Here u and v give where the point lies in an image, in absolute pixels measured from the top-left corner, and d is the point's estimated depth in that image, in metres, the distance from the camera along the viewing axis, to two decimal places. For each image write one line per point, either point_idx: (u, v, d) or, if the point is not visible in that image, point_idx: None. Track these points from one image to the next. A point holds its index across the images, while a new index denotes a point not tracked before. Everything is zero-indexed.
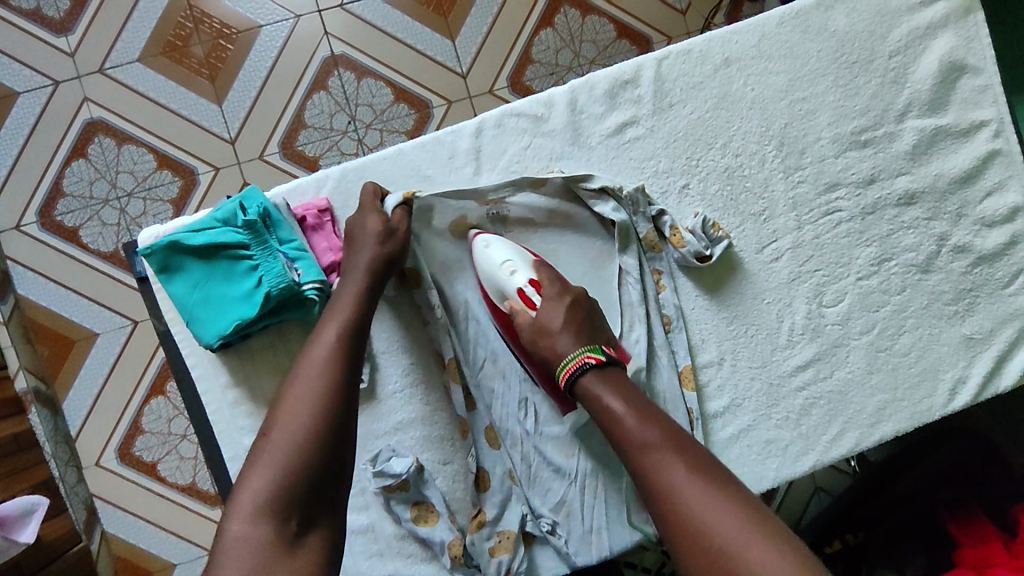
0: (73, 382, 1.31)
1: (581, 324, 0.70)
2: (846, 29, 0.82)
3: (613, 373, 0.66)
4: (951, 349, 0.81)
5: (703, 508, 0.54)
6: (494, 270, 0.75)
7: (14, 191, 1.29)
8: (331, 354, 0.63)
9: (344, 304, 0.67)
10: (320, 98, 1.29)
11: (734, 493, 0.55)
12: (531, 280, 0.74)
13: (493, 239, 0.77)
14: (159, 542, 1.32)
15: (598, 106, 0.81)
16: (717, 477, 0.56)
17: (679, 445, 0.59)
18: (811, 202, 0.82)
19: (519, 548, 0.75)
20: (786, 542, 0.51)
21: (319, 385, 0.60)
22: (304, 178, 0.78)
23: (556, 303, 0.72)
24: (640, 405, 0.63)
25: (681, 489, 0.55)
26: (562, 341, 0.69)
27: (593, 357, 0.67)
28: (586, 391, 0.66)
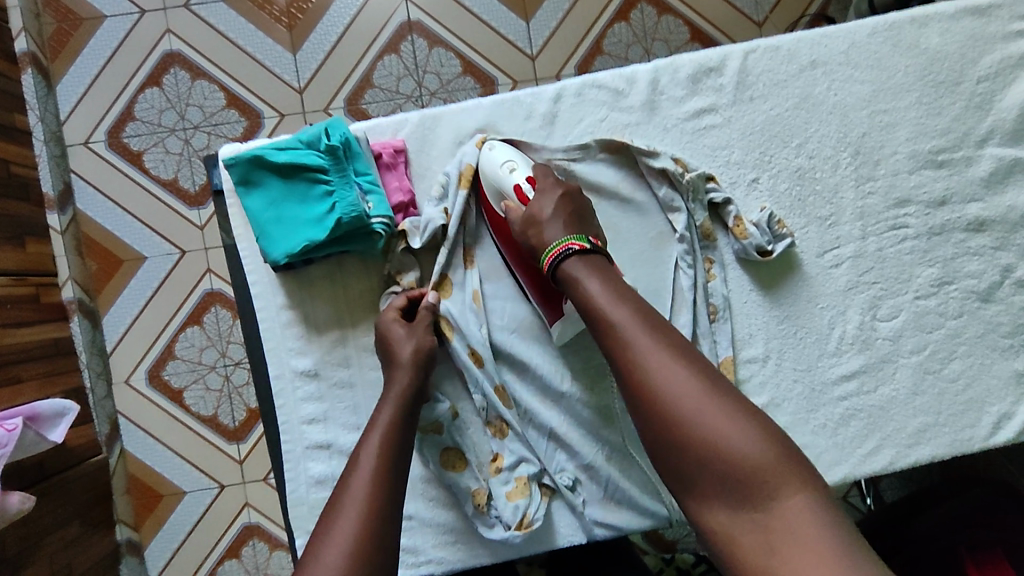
0: (116, 298, 1.35)
1: (573, 217, 0.70)
2: (937, 48, 0.82)
3: (595, 260, 0.66)
4: (1000, 383, 0.80)
5: (675, 383, 0.54)
6: (492, 170, 0.75)
7: (88, 108, 1.33)
8: (384, 429, 0.65)
9: (397, 379, 0.69)
10: (391, 60, 1.31)
11: (700, 370, 0.56)
12: (528, 178, 0.73)
13: (498, 144, 0.76)
14: (174, 468, 1.36)
15: (680, 88, 0.81)
16: (686, 354, 0.57)
17: (649, 324, 0.60)
18: (878, 214, 0.81)
19: (538, 494, 0.76)
20: (753, 421, 0.52)
21: (381, 456, 0.62)
22: (383, 118, 0.79)
23: (547, 193, 0.71)
24: (618, 290, 0.63)
25: (652, 360, 0.56)
26: (550, 229, 0.69)
27: (577, 244, 0.66)
28: (566, 276, 0.66)
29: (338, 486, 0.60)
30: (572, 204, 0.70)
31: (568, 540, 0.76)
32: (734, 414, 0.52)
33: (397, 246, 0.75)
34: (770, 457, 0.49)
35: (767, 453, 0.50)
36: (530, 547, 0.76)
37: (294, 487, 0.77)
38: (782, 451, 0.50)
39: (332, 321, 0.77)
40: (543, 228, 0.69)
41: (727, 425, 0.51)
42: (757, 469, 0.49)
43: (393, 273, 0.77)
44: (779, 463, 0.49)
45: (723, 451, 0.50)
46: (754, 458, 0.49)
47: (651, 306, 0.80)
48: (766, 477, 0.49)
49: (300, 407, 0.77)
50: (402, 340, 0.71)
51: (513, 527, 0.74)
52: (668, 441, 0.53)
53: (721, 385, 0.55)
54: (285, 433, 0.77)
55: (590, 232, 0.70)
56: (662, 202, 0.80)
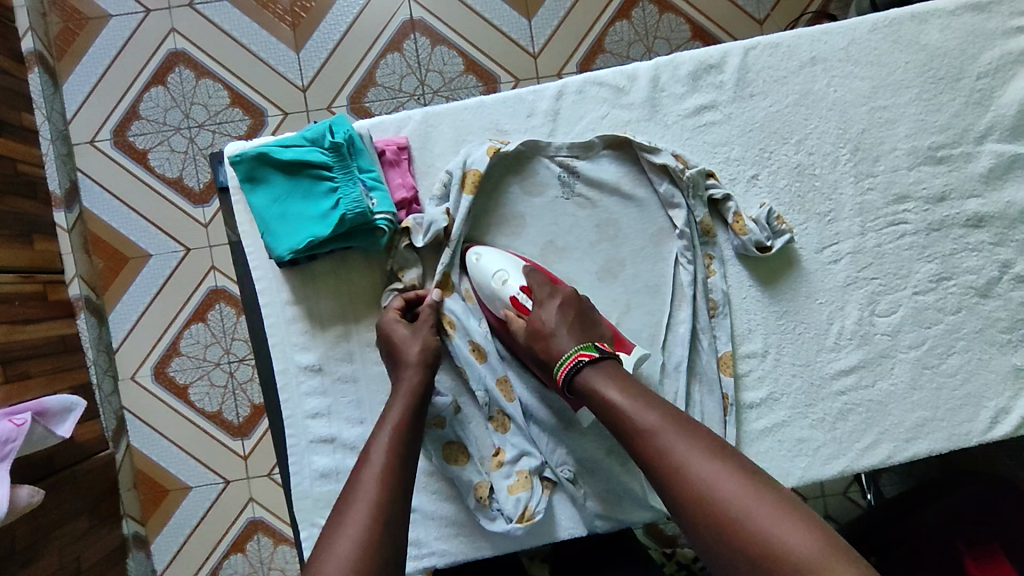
0: (122, 295, 1.37)
1: (574, 320, 0.71)
2: (937, 44, 0.82)
3: (609, 366, 0.67)
4: (998, 377, 0.81)
5: (719, 486, 0.55)
6: (486, 281, 0.76)
7: (94, 107, 1.35)
8: (394, 425, 0.66)
9: (405, 378, 0.70)
10: (394, 58, 1.32)
11: (735, 466, 0.56)
12: (524, 285, 0.75)
13: (484, 251, 0.78)
14: (180, 463, 1.37)
15: (680, 85, 0.81)
16: (720, 454, 0.58)
17: (679, 426, 0.60)
18: (877, 210, 0.82)
19: (539, 488, 0.76)
20: (798, 517, 0.52)
21: (390, 454, 0.63)
22: (387, 116, 0.80)
23: (545, 305, 0.73)
24: (641, 394, 0.64)
25: (688, 465, 0.57)
26: (558, 340, 0.70)
27: (586, 355, 0.68)
28: (584, 386, 0.67)
29: (349, 483, 0.61)
30: (573, 311, 0.72)
31: (569, 533, 0.77)
32: (778, 512, 0.52)
33: (400, 243, 0.76)
34: (822, 550, 0.49)
35: (817, 546, 0.50)
36: (531, 540, 0.77)
37: (298, 480, 0.78)
38: (831, 543, 0.50)
39: (336, 316, 0.78)
40: (550, 339, 0.71)
41: (774, 523, 0.51)
42: (811, 564, 0.49)
43: (395, 270, 0.78)
44: (830, 556, 0.49)
45: (774, 549, 0.50)
46: (806, 555, 0.49)
47: (651, 302, 0.81)
48: (820, 571, 0.48)
49: (304, 401, 0.78)
50: (407, 340, 0.72)
51: (515, 520, 0.74)
52: (719, 544, 0.53)
53: (760, 481, 0.55)
54: (289, 427, 0.78)
55: (593, 335, 0.72)
56: (662, 197, 0.80)
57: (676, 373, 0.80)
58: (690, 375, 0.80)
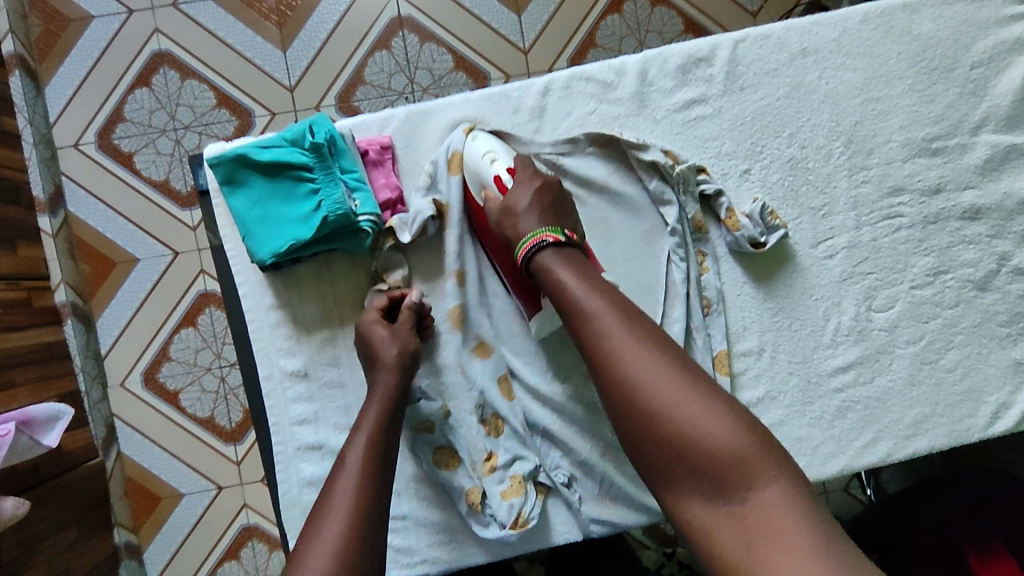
0: (110, 301, 1.35)
1: (550, 209, 0.68)
2: (931, 34, 0.80)
3: (571, 254, 0.64)
4: (998, 372, 0.80)
5: (653, 376, 0.52)
6: (474, 160, 0.74)
7: (78, 110, 1.32)
8: (370, 430, 0.64)
9: (381, 381, 0.68)
10: (382, 56, 1.30)
11: (676, 360, 0.54)
12: (509, 169, 0.72)
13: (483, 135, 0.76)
14: (171, 470, 1.35)
15: (669, 79, 0.79)
16: (664, 345, 0.55)
17: (627, 314, 0.58)
18: (872, 204, 0.80)
19: (533, 492, 0.75)
20: (731, 412, 0.50)
21: (366, 459, 0.61)
22: (370, 114, 0.78)
23: (522, 185, 0.69)
24: (595, 281, 0.61)
25: (628, 351, 0.54)
26: (526, 219, 0.67)
27: (553, 237, 0.64)
28: (539, 267, 0.64)
29: (323, 491, 0.59)
30: (548, 195, 0.68)
31: (564, 537, 0.76)
32: (712, 405, 0.50)
33: (385, 245, 0.75)
34: (748, 447, 0.47)
35: (743, 441, 0.48)
36: (526, 545, 0.75)
37: (286, 488, 0.76)
38: (758, 440, 0.48)
39: (322, 320, 0.76)
40: (518, 220, 0.67)
41: (703, 415, 0.49)
42: (732, 458, 0.47)
43: (380, 272, 0.76)
44: (756, 453, 0.47)
45: (699, 441, 0.48)
46: (729, 448, 0.47)
47: (643, 300, 0.79)
48: (742, 468, 0.47)
49: (291, 408, 0.76)
50: (385, 342, 0.70)
51: (509, 526, 0.73)
52: (643, 432, 0.51)
53: (699, 374, 0.53)
54: (276, 434, 0.76)
55: (566, 223, 0.68)
56: (653, 194, 0.78)
57: None
58: None
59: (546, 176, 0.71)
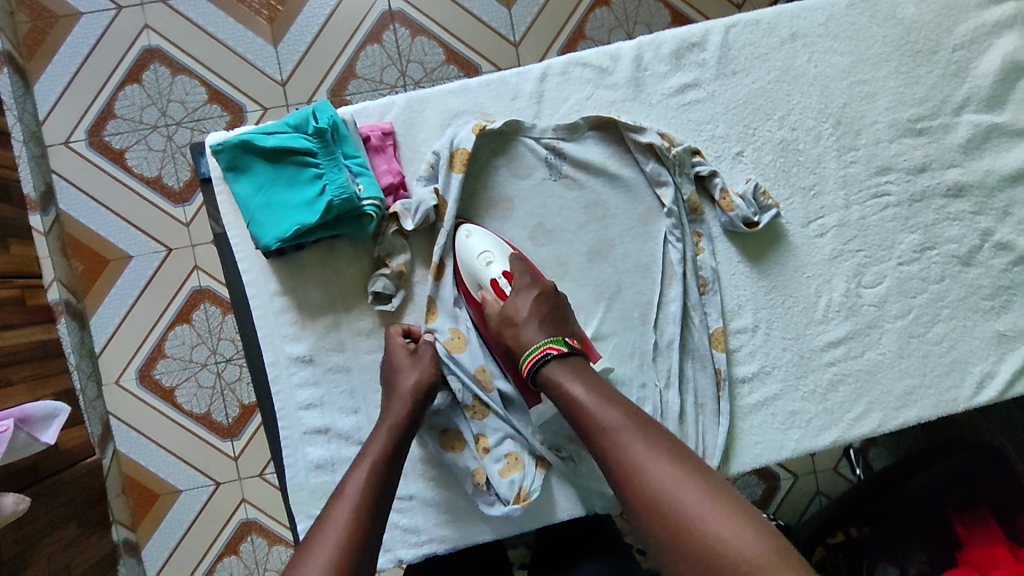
0: (103, 299, 1.34)
1: (546, 316, 0.71)
2: (913, 18, 0.83)
3: (576, 364, 0.67)
4: (982, 343, 0.83)
5: (672, 485, 0.54)
6: (469, 260, 0.75)
7: (67, 107, 1.32)
8: (372, 461, 0.65)
9: (392, 410, 0.70)
10: (373, 50, 1.30)
11: (693, 469, 0.56)
12: (505, 272, 0.74)
13: (476, 230, 0.76)
14: (169, 467, 1.35)
15: (663, 64, 0.81)
16: (681, 457, 0.57)
17: (641, 426, 0.60)
18: (860, 183, 0.83)
19: (535, 467, 0.76)
20: (749, 521, 0.51)
21: (364, 492, 0.61)
22: (370, 102, 0.79)
23: (523, 293, 0.72)
24: (605, 393, 0.64)
25: (647, 465, 0.56)
26: (526, 330, 0.70)
27: (554, 349, 0.68)
28: (548, 379, 0.67)
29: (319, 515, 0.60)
30: (546, 305, 0.71)
31: (568, 513, 0.78)
32: (732, 514, 0.51)
33: (389, 230, 0.76)
34: (770, 555, 0.48)
35: (764, 547, 0.49)
36: (532, 521, 0.78)
37: (293, 472, 0.77)
38: (777, 546, 0.49)
39: (325, 306, 0.77)
40: (519, 328, 0.70)
41: (724, 524, 0.51)
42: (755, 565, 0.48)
43: (383, 257, 0.77)
44: (776, 559, 0.48)
45: (723, 550, 0.49)
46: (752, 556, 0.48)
47: (642, 281, 0.81)
48: (764, 572, 0.47)
49: (296, 393, 0.77)
50: (406, 370, 0.72)
51: (512, 501, 0.74)
52: (668, 542, 0.52)
53: (718, 485, 0.55)
54: (282, 419, 0.77)
55: (565, 331, 0.71)
56: (649, 177, 0.80)
57: (668, 351, 0.80)
58: (682, 352, 0.81)
59: (544, 280, 0.73)
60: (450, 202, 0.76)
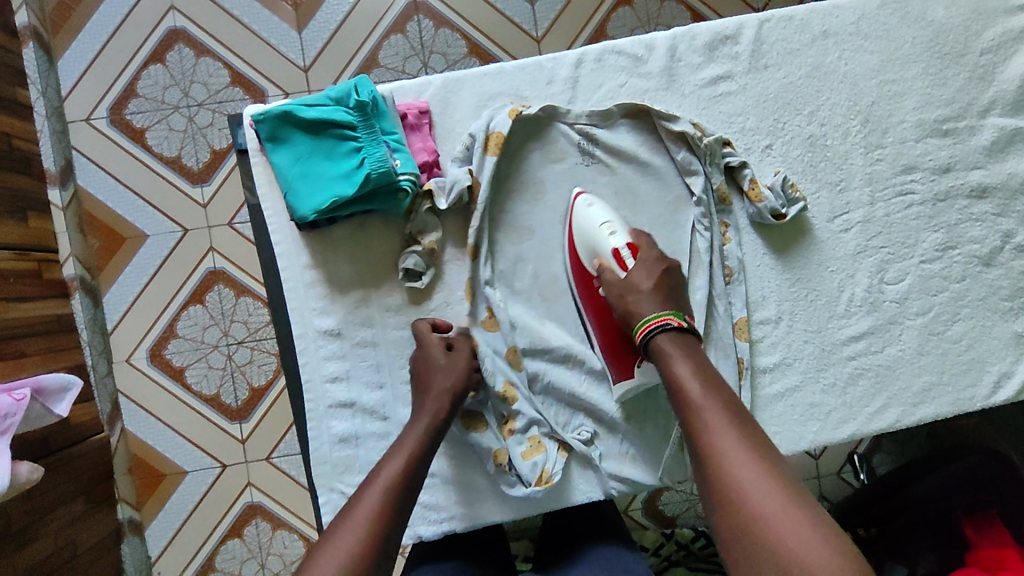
0: (117, 277, 1.34)
1: (669, 293, 0.72)
2: (943, 20, 0.84)
3: (688, 340, 0.68)
4: (1001, 344, 0.84)
5: (755, 479, 0.54)
6: (589, 227, 0.76)
7: (90, 84, 1.32)
8: (407, 454, 0.66)
9: (429, 405, 0.70)
10: (397, 40, 1.31)
11: (783, 477, 0.55)
12: (628, 244, 0.75)
13: (596, 201, 0.77)
14: (176, 447, 1.35)
15: (697, 55, 0.82)
16: (773, 457, 0.57)
17: (737, 415, 0.60)
18: (885, 180, 0.84)
19: (555, 450, 0.77)
20: (826, 538, 0.49)
21: (396, 483, 0.62)
22: (407, 81, 0.80)
23: (645, 268, 0.73)
24: (708, 376, 0.64)
25: (735, 455, 0.56)
26: (648, 299, 0.71)
27: (676, 320, 0.69)
28: (656, 349, 0.68)
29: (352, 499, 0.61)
30: (668, 279, 0.73)
31: (586, 497, 0.78)
32: (809, 526, 0.50)
33: (422, 207, 0.76)
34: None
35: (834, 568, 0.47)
36: (549, 504, 0.77)
37: (316, 445, 0.77)
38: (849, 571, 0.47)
39: (355, 280, 0.78)
40: (639, 296, 0.71)
41: (798, 533, 0.50)
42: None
43: (414, 234, 0.77)
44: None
45: (790, 555, 0.49)
46: (816, 571, 0.47)
47: None
48: None
49: (322, 365, 0.77)
50: (440, 369, 0.72)
51: (533, 483, 0.75)
52: (736, 533, 0.53)
53: (802, 497, 0.53)
54: (307, 392, 0.77)
55: (682, 309, 0.73)
56: (680, 165, 0.81)
57: None
58: (706, 341, 0.82)
59: (667, 258, 0.75)
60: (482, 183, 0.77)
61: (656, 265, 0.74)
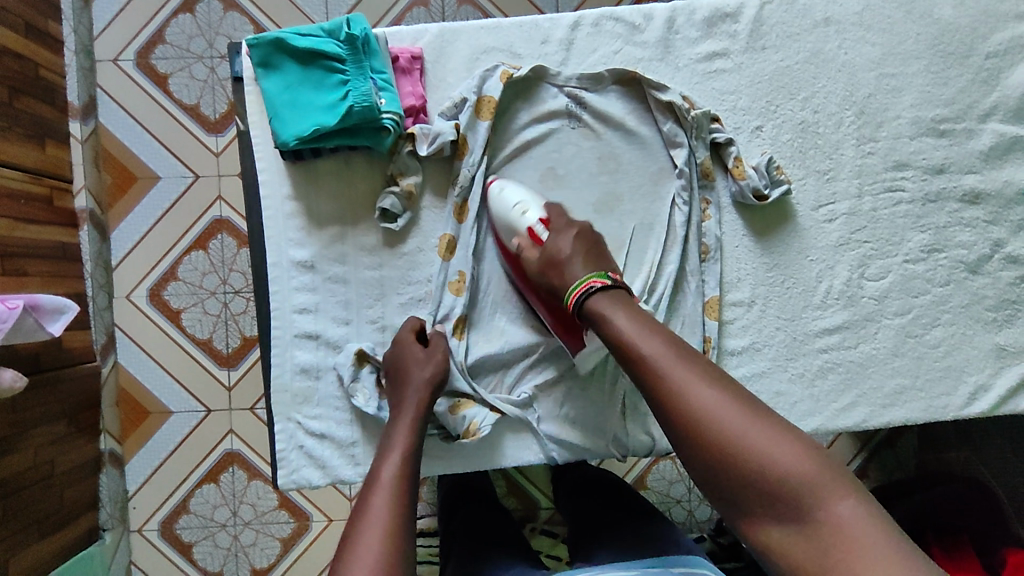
0: (127, 214, 1.35)
1: (591, 253, 0.71)
2: (950, 19, 0.83)
3: (619, 295, 0.66)
4: (980, 354, 0.82)
5: (718, 411, 0.53)
6: (505, 212, 0.76)
7: (121, 26, 1.36)
8: (400, 451, 0.64)
9: (409, 398, 0.70)
10: (418, 12, 1.32)
11: (740, 396, 0.55)
12: (542, 218, 0.74)
13: (508, 184, 0.78)
14: (165, 387, 1.35)
15: (695, 30, 0.82)
16: (725, 382, 0.56)
17: (683, 355, 0.59)
18: (875, 175, 0.83)
19: (486, 407, 0.77)
20: (797, 441, 0.51)
21: (398, 478, 0.61)
22: (405, 27, 0.81)
23: (561, 234, 0.72)
24: (646, 322, 0.62)
25: (693, 393, 0.55)
26: (572, 267, 0.69)
27: (599, 281, 0.67)
28: (591, 311, 0.65)
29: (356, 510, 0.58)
30: (587, 241, 0.71)
31: (523, 458, 0.79)
32: (782, 436, 0.51)
33: (403, 148, 0.77)
34: (819, 470, 0.49)
35: (813, 466, 0.50)
36: (486, 458, 0.78)
37: (279, 372, 0.78)
38: (824, 462, 0.50)
39: (333, 216, 0.79)
40: (564, 267, 0.70)
41: (774, 445, 0.51)
42: (805, 483, 0.49)
43: (395, 175, 0.79)
44: (825, 475, 0.49)
45: (774, 471, 0.50)
46: (801, 474, 0.49)
47: (645, 239, 0.82)
48: (815, 489, 0.49)
49: (293, 296, 0.79)
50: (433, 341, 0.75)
51: (461, 435, 0.75)
52: (716, 464, 0.52)
53: (763, 409, 0.54)
54: (275, 319, 0.78)
55: (607, 267, 0.71)
56: (665, 136, 0.81)
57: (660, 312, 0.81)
58: (673, 315, 0.81)
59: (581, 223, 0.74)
60: (468, 143, 0.78)
61: (571, 230, 0.72)
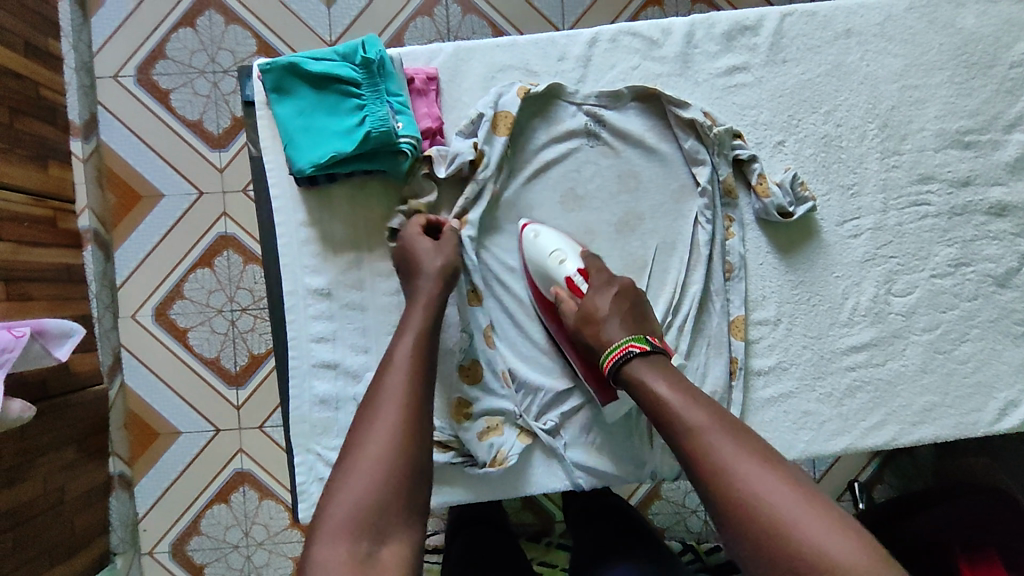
0: (130, 232, 1.32)
1: (629, 315, 0.69)
2: (973, 29, 0.81)
3: (656, 359, 0.64)
4: (1010, 369, 0.80)
5: (765, 493, 0.51)
6: (540, 258, 0.75)
7: (121, 42, 1.33)
8: (416, 333, 0.64)
9: (422, 288, 0.69)
10: (423, 23, 1.29)
11: (787, 477, 0.52)
12: (580, 268, 0.74)
13: (542, 229, 0.77)
14: (174, 409, 1.32)
15: (714, 44, 0.81)
16: (770, 458, 0.54)
17: (728, 426, 0.56)
18: (900, 189, 0.81)
19: (511, 433, 0.76)
20: (849, 532, 0.48)
21: (412, 361, 0.61)
22: (419, 47, 0.80)
23: (599, 292, 0.71)
24: (686, 388, 0.60)
25: (738, 470, 0.52)
26: (610, 327, 0.68)
27: (638, 346, 0.65)
28: (628, 375, 0.64)
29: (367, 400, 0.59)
30: (627, 303, 0.70)
31: (550, 487, 0.77)
32: (835, 526, 0.48)
33: (419, 171, 0.76)
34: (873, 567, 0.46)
35: (867, 560, 0.46)
36: (508, 486, 0.77)
37: (297, 403, 0.77)
38: (878, 559, 0.47)
39: (349, 242, 0.78)
40: (600, 327, 0.69)
41: (825, 535, 0.48)
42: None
43: (409, 198, 0.77)
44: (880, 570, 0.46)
45: (826, 564, 0.47)
46: (855, 569, 0.46)
47: (667, 258, 0.80)
48: None
49: (310, 324, 0.77)
50: (429, 253, 0.71)
51: (487, 464, 0.74)
52: (760, 550, 0.49)
53: (812, 493, 0.51)
54: (292, 348, 0.77)
55: (646, 328, 0.69)
56: (686, 154, 0.80)
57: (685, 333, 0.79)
58: (699, 336, 0.80)
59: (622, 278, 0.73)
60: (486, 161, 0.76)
61: (606, 286, 0.72)
